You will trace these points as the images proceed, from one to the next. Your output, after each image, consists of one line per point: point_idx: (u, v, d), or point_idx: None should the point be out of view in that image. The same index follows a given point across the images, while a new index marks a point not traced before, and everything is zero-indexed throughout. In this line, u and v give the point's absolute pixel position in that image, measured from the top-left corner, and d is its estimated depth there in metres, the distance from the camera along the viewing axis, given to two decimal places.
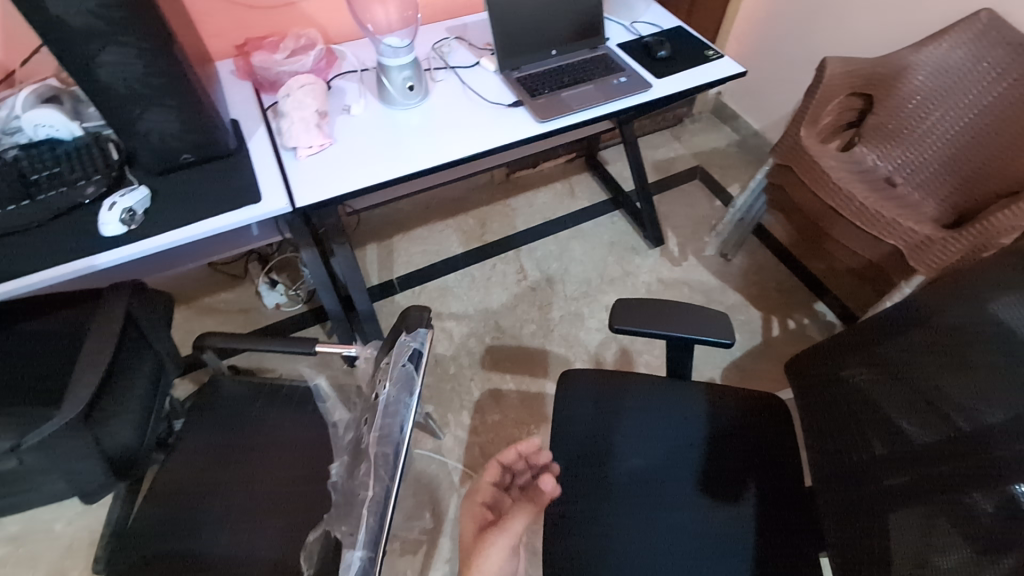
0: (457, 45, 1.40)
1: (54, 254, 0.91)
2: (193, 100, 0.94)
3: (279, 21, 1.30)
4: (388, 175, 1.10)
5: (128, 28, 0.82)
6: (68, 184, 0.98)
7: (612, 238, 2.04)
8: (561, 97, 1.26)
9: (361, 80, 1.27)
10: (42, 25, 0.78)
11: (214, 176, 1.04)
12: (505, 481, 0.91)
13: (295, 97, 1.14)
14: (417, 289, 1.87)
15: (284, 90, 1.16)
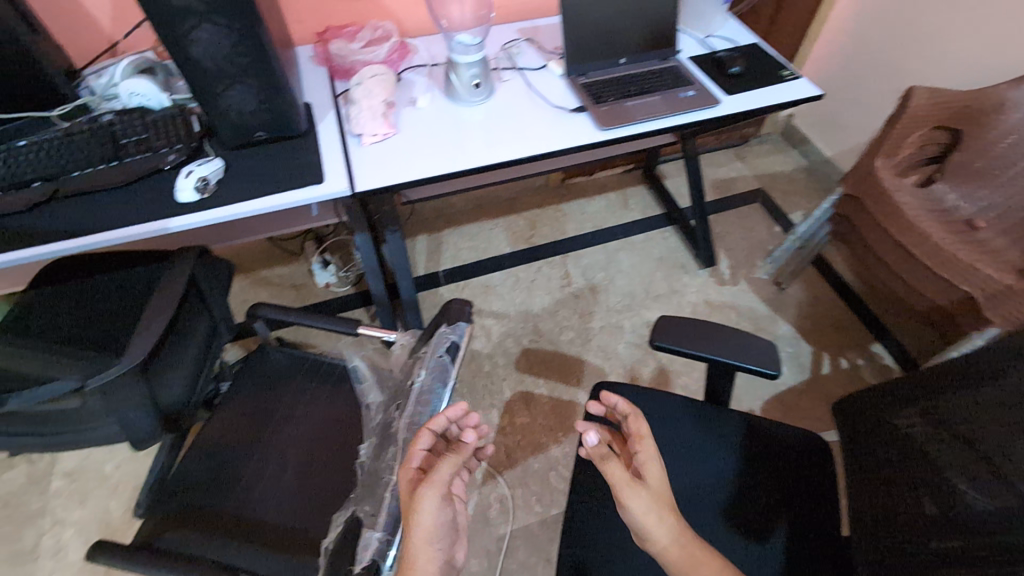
0: (527, 47, 1.41)
1: (134, 213, 0.97)
2: (272, 80, 0.99)
3: (358, 12, 1.35)
4: (445, 168, 1.12)
5: (221, 9, 0.87)
6: (153, 150, 1.04)
7: (662, 253, 2.00)
8: (626, 106, 1.24)
9: (430, 75, 1.30)
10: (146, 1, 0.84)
11: (283, 154, 1.09)
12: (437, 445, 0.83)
13: (367, 86, 1.18)
14: (462, 284, 1.89)
15: (357, 79, 1.20)
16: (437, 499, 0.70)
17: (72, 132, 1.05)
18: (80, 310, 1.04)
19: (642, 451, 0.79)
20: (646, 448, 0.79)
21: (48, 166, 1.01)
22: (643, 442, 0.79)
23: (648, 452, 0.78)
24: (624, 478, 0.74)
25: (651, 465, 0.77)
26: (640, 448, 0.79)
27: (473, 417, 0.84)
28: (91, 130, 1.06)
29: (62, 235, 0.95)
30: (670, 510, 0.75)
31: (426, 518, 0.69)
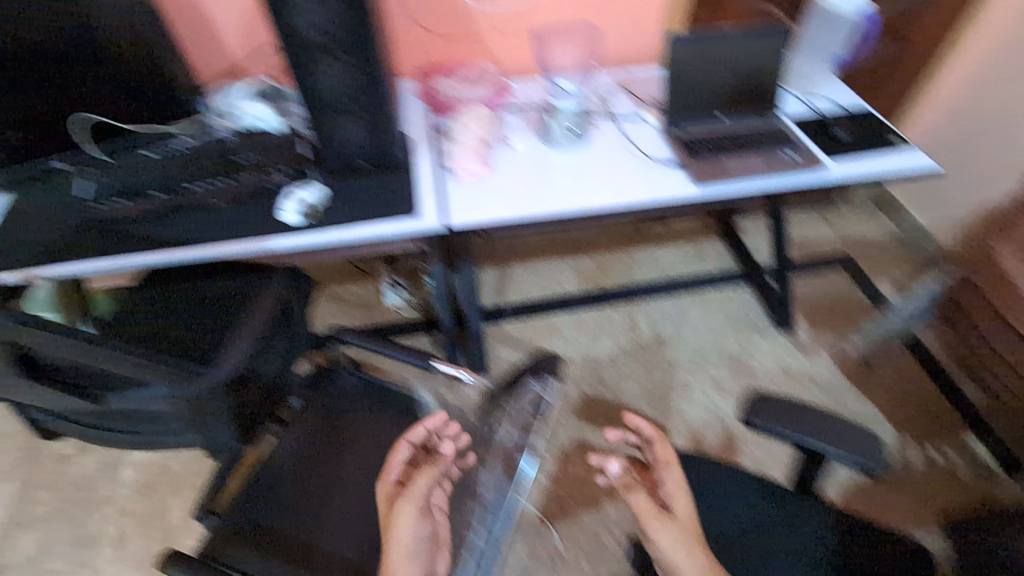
0: (625, 94, 1.39)
1: (241, 231, 1.02)
2: (382, 114, 1.03)
3: (462, 52, 1.39)
4: (534, 212, 1.12)
5: (350, 48, 0.92)
6: (262, 171, 1.09)
7: (735, 311, 1.92)
8: (722, 163, 1.20)
9: (526, 117, 1.31)
10: (284, 36, 0.90)
11: (381, 184, 1.12)
12: (415, 458, 0.98)
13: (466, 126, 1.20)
14: (526, 320, 1.88)
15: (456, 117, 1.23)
16: (414, 510, 0.82)
17: (192, 148, 1.12)
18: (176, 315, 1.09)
19: (672, 484, 0.91)
20: (677, 483, 0.90)
21: (168, 178, 1.07)
22: (670, 479, 0.91)
23: (676, 485, 0.90)
24: (651, 511, 0.86)
25: (679, 497, 0.89)
26: (671, 484, 0.91)
27: (450, 427, 1.00)
28: (209, 148, 1.13)
29: (172, 244, 1.00)
30: (700, 546, 0.82)
31: (404, 532, 0.80)
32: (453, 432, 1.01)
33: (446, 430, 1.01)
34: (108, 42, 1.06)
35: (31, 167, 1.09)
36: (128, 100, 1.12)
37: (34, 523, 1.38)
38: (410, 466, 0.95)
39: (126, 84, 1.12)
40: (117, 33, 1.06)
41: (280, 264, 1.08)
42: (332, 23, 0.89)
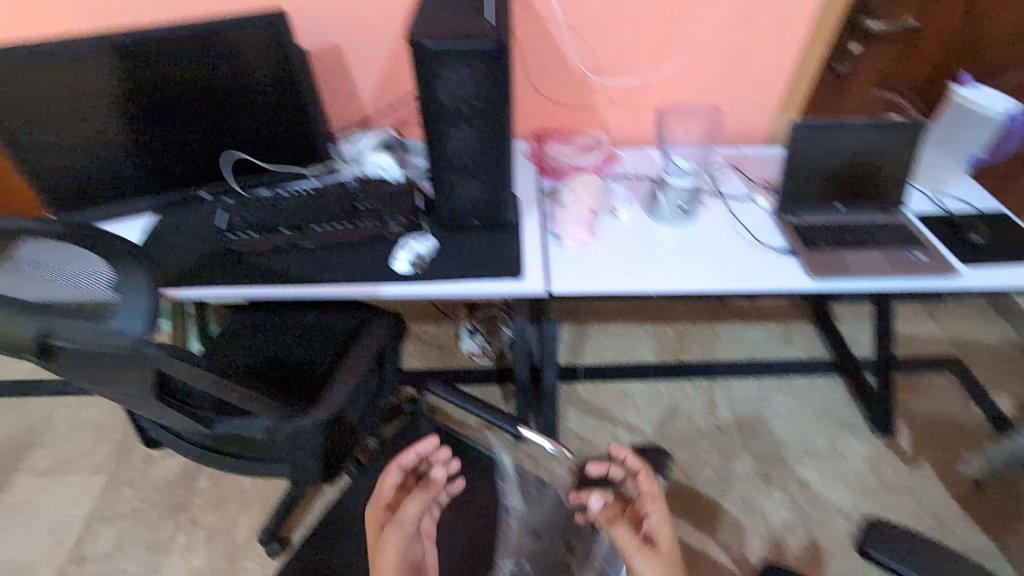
0: (738, 175, 1.36)
1: (354, 274, 1.07)
2: (501, 177, 1.07)
3: (576, 120, 1.43)
4: (637, 286, 1.09)
5: (484, 115, 0.97)
6: (380, 218, 1.15)
7: (826, 404, 1.78)
8: (842, 257, 1.13)
9: (634, 188, 1.31)
10: (426, 102, 0.96)
11: (489, 242, 1.14)
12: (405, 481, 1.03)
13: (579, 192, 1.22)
14: (599, 385, 1.83)
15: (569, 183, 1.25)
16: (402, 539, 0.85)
17: (321, 192, 1.21)
18: (280, 346, 1.14)
19: (653, 514, 0.88)
20: (660, 514, 0.87)
21: (297, 217, 1.15)
22: (652, 508, 0.89)
23: (658, 517, 0.87)
24: (635, 544, 0.80)
25: (662, 529, 0.85)
26: (655, 517, 0.87)
27: (439, 453, 1.06)
28: (337, 193, 1.20)
29: (292, 280, 1.06)
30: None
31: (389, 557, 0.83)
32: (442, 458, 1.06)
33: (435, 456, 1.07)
34: (265, 91, 1.16)
35: (184, 196, 1.22)
36: (272, 142, 1.22)
37: (115, 519, 1.45)
38: (401, 491, 1.00)
39: (274, 129, 1.21)
40: (273, 83, 1.16)
41: (383, 310, 1.12)
42: (473, 93, 0.94)
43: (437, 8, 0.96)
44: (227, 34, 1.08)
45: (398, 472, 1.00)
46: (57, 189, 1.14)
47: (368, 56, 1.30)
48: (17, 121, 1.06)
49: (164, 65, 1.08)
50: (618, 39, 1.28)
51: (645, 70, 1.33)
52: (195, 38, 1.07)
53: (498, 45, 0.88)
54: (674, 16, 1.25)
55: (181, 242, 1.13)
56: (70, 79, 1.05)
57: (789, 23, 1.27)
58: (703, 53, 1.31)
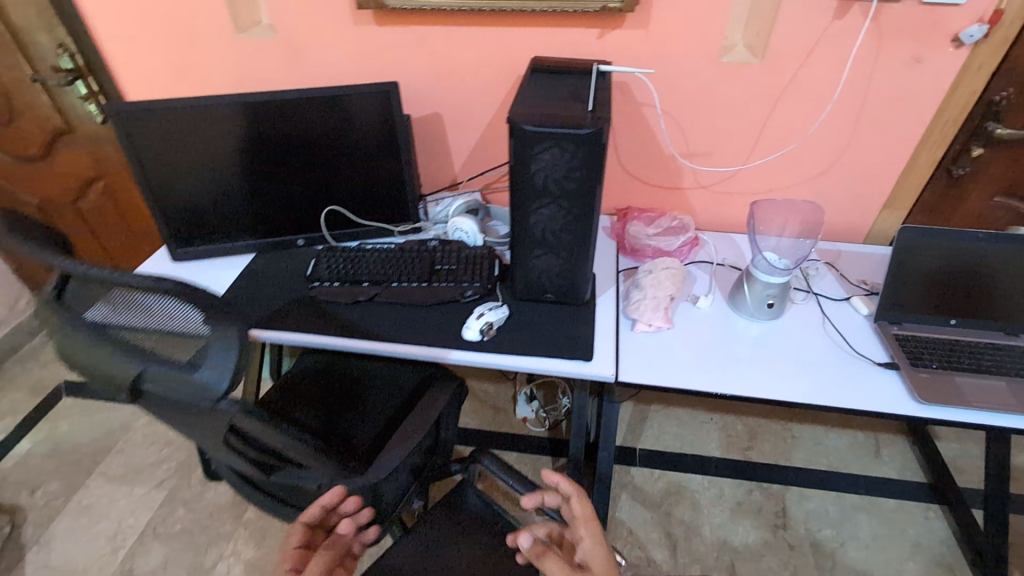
0: (832, 274, 1.28)
1: (425, 335, 1.08)
2: (581, 256, 1.06)
3: (662, 200, 1.41)
4: (711, 385, 1.02)
5: (573, 197, 0.97)
6: (457, 282, 1.17)
7: (920, 538, 1.56)
8: (954, 381, 1.01)
9: (717, 277, 1.26)
10: (517, 180, 0.97)
11: (562, 318, 1.12)
12: (312, 539, 0.97)
13: (659, 275, 1.16)
14: (657, 473, 1.70)
15: (649, 264, 1.20)
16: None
17: (404, 248, 1.25)
18: (344, 398, 1.16)
19: (587, 540, 0.93)
20: (592, 541, 0.93)
21: (379, 272, 1.20)
22: (585, 534, 0.93)
23: (591, 542, 0.92)
24: None
25: (595, 555, 0.91)
26: (587, 542, 0.92)
27: (347, 503, 0.95)
28: (418, 252, 1.24)
29: (366, 335, 1.09)
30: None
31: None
32: (350, 507, 0.96)
33: (343, 506, 0.96)
34: (368, 152, 1.24)
35: (282, 240, 1.30)
36: (366, 198, 1.29)
37: (166, 538, 1.49)
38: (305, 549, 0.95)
39: (371, 187, 1.28)
40: (377, 145, 1.23)
41: (446, 375, 1.11)
42: (564, 176, 0.95)
43: (539, 92, 0.99)
44: (344, 100, 1.17)
45: (298, 533, 0.93)
46: (176, 224, 1.25)
47: (466, 125, 1.36)
48: (156, 163, 1.18)
49: (285, 124, 1.18)
50: (715, 125, 1.26)
51: (740, 158, 1.30)
52: (316, 102, 1.16)
53: (596, 132, 0.88)
54: (777, 108, 1.22)
55: (272, 283, 1.20)
56: (205, 130, 1.16)
57: (903, 123, 1.20)
58: (805, 145, 1.26)
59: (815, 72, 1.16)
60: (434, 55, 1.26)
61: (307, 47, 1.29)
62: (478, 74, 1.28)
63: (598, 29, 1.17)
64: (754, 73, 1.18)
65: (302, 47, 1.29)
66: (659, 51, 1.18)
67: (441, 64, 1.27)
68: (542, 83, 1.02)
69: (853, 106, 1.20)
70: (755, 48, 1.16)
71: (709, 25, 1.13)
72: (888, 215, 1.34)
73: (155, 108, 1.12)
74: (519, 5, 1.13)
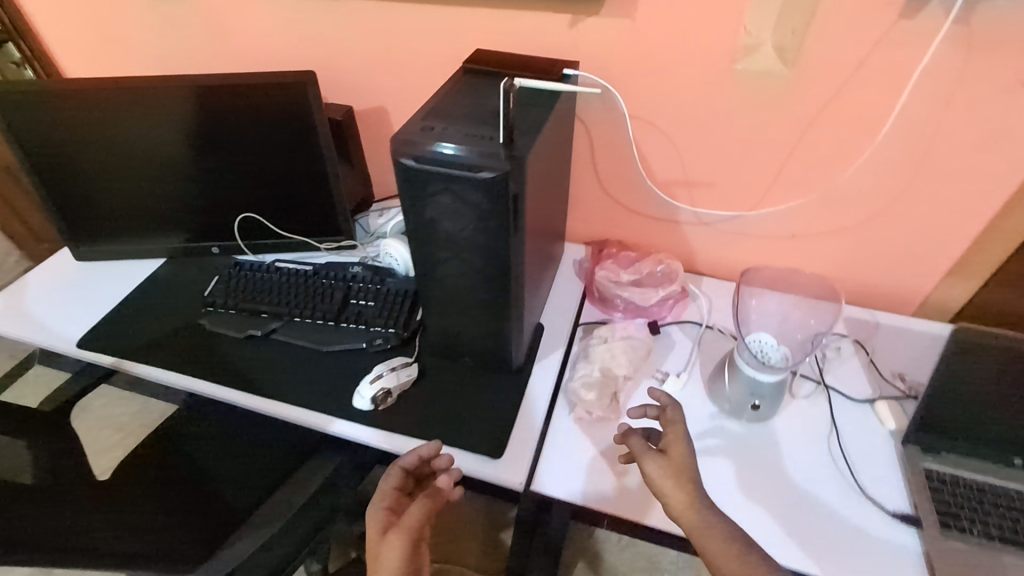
0: (858, 359, 0.98)
1: (310, 394, 0.89)
2: (504, 321, 0.82)
3: (652, 234, 1.12)
4: (650, 518, 0.78)
5: (484, 252, 0.72)
6: (366, 325, 0.97)
7: None
8: (1001, 562, 0.71)
9: (701, 350, 0.99)
10: (411, 224, 0.73)
11: (484, 389, 0.90)
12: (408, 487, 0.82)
13: (614, 352, 0.91)
14: (625, 540, 1.43)
15: (604, 331, 0.96)
16: (403, 540, 0.73)
17: (318, 273, 1.04)
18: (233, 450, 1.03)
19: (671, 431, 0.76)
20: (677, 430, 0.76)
21: (280, 301, 1.00)
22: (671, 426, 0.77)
23: (675, 433, 0.75)
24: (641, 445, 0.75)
25: (676, 444, 0.74)
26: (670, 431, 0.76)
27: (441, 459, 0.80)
28: (332, 280, 1.03)
29: (244, 383, 0.91)
30: (695, 485, 0.71)
31: (389, 566, 0.71)
32: (444, 464, 0.80)
33: (438, 461, 0.80)
34: (283, 152, 1.03)
35: (193, 246, 1.13)
36: (286, 207, 1.09)
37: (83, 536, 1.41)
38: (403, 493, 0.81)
39: (291, 194, 1.08)
40: (295, 145, 1.02)
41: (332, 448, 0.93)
42: (469, 226, 0.70)
43: (452, 108, 0.73)
44: (250, 90, 0.97)
45: (395, 472, 0.80)
46: (75, 221, 1.10)
47: None
48: (46, 144, 1.01)
49: (180, 114, 0.99)
50: (722, 149, 0.96)
51: (754, 192, 1.00)
52: (215, 91, 0.97)
53: (499, 177, 0.63)
54: (808, 135, 0.91)
55: (166, 300, 1.04)
56: (95, 117, 0.99)
57: (989, 168, 0.86)
58: (843, 185, 0.94)
59: (865, 91, 0.84)
60: (371, 37, 1.02)
61: (231, 21, 1.07)
62: (423, 63, 1.02)
63: (569, 16, 0.88)
64: (778, 87, 0.87)
65: (225, 20, 1.08)
66: (651, 50, 0.88)
67: (381, 49, 1.03)
68: (467, 92, 0.77)
69: (918, 140, 0.86)
70: (787, 51, 0.83)
71: (719, 17, 0.83)
72: (953, 285, 0.99)
73: (32, 90, 0.96)
74: None
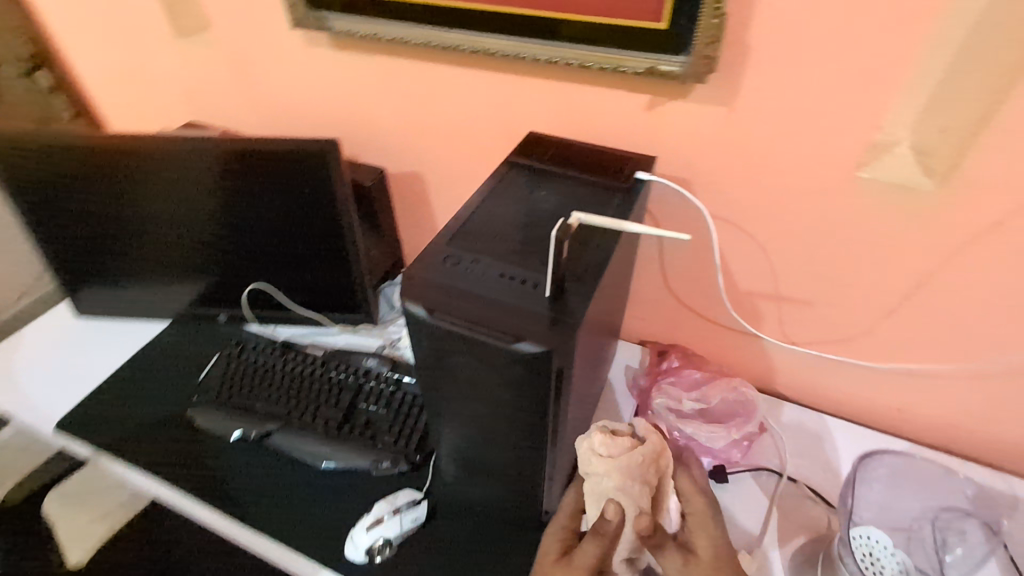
0: (998, 561, 0.74)
1: (296, 527, 0.75)
2: (535, 485, 0.64)
3: (725, 345, 0.92)
4: None
5: (514, 418, 0.55)
6: (372, 440, 0.82)
7: None
8: None
9: (781, 513, 0.80)
10: (425, 374, 0.57)
11: (505, 545, 0.73)
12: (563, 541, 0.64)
13: (603, 487, 0.58)
14: None
15: (583, 450, 0.58)
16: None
17: (328, 365, 0.90)
18: None
19: (692, 513, 0.63)
20: (698, 511, 0.63)
21: (279, 398, 0.87)
22: (685, 500, 0.64)
23: (697, 510, 0.63)
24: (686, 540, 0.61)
25: (699, 531, 0.62)
26: (688, 505, 0.64)
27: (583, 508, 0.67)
28: (343, 376, 0.89)
29: (223, 501, 0.78)
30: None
31: None
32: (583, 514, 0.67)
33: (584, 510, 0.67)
34: (302, 226, 0.89)
35: (198, 312, 1.01)
36: (300, 282, 0.96)
37: None
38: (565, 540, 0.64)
39: (308, 267, 0.94)
40: (317, 217, 0.88)
41: None
42: (496, 394, 0.53)
43: (487, 235, 0.57)
44: (272, 159, 0.83)
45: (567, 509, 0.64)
46: (77, 275, 0.99)
47: (452, 198, 0.96)
48: (55, 193, 0.89)
49: (204, 178, 0.86)
50: (833, 266, 0.76)
51: (866, 316, 0.79)
52: (242, 155, 0.83)
53: (539, 353, 0.47)
54: (951, 264, 0.70)
55: (159, 383, 0.94)
56: (113, 171, 0.86)
57: None
58: (986, 326, 0.73)
59: None
60: (406, 99, 0.86)
61: (255, 67, 0.94)
62: (464, 133, 0.86)
63: (647, 97, 0.71)
64: (919, 204, 0.66)
65: (247, 70, 0.95)
66: (749, 145, 0.70)
67: (415, 111, 0.87)
68: (507, 207, 0.62)
69: None
70: (932, 156, 0.63)
71: (844, 112, 0.64)
72: None
73: (52, 141, 0.84)
74: (515, 49, 0.71)
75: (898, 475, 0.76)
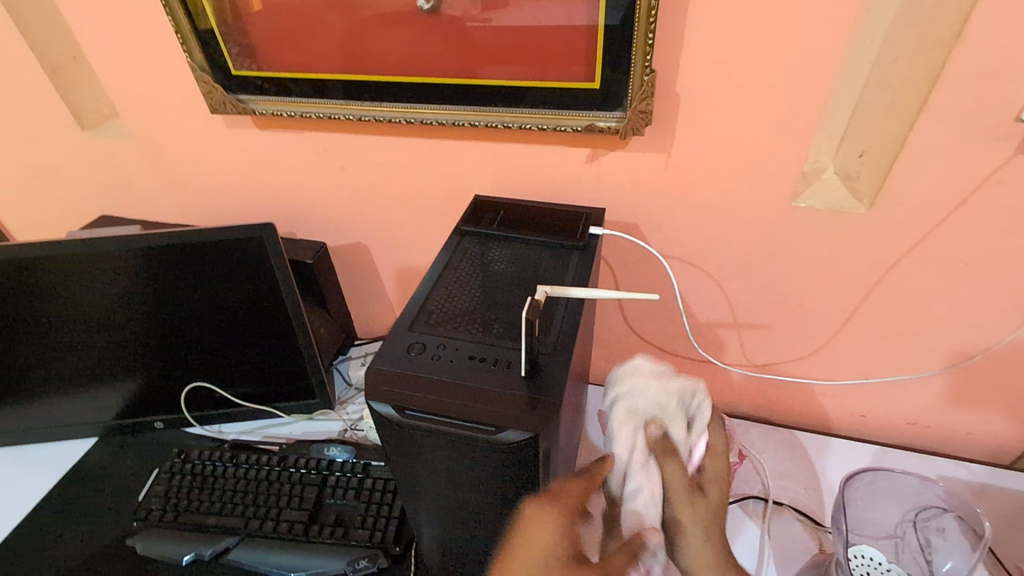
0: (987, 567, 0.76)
1: None
2: None
3: (693, 375, 0.93)
4: None
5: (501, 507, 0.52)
6: (345, 541, 0.75)
7: None
8: None
9: (774, 541, 0.79)
10: (401, 475, 0.53)
11: None
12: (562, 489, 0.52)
13: (649, 409, 0.55)
14: None
15: (636, 373, 0.56)
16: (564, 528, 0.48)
17: (285, 461, 0.82)
18: None
19: (710, 471, 0.56)
20: (716, 471, 0.56)
21: (234, 509, 0.78)
22: (710, 453, 0.57)
23: (717, 468, 0.56)
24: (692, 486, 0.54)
25: (715, 490, 0.56)
26: (707, 461, 0.57)
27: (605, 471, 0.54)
28: (304, 471, 0.81)
29: None
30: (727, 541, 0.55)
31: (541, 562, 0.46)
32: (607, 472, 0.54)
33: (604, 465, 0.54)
34: (243, 314, 0.83)
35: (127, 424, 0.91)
36: (246, 373, 0.89)
37: None
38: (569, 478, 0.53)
39: (253, 357, 0.87)
40: (258, 303, 0.82)
41: None
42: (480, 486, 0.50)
43: (450, 313, 0.55)
44: (201, 248, 0.77)
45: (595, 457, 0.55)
46: None
47: (402, 264, 0.92)
48: None
49: (127, 277, 0.79)
50: (784, 290, 0.79)
51: (821, 333, 0.82)
52: (168, 249, 0.77)
53: (522, 441, 0.44)
54: (889, 275, 0.73)
55: (93, 514, 0.83)
56: (20, 282, 0.78)
57: None
58: (930, 329, 0.77)
59: (968, 227, 0.67)
60: (342, 171, 0.83)
61: (173, 153, 0.88)
62: (407, 200, 0.84)
63: (587, 150, 0.72)
64: (853, 226, 0.70)
65: (164, 158, 0.89)
66: (690, 184, 0.71)
67: (352, 183, 0.84)
68: (466, 280, 0.60)
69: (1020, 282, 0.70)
70: (855, 179, 0.68)
71: (774, 147, 0.67)
72: None
73: None
74: (448, 117, 0.71)
75: (885, 490, 0.76)
